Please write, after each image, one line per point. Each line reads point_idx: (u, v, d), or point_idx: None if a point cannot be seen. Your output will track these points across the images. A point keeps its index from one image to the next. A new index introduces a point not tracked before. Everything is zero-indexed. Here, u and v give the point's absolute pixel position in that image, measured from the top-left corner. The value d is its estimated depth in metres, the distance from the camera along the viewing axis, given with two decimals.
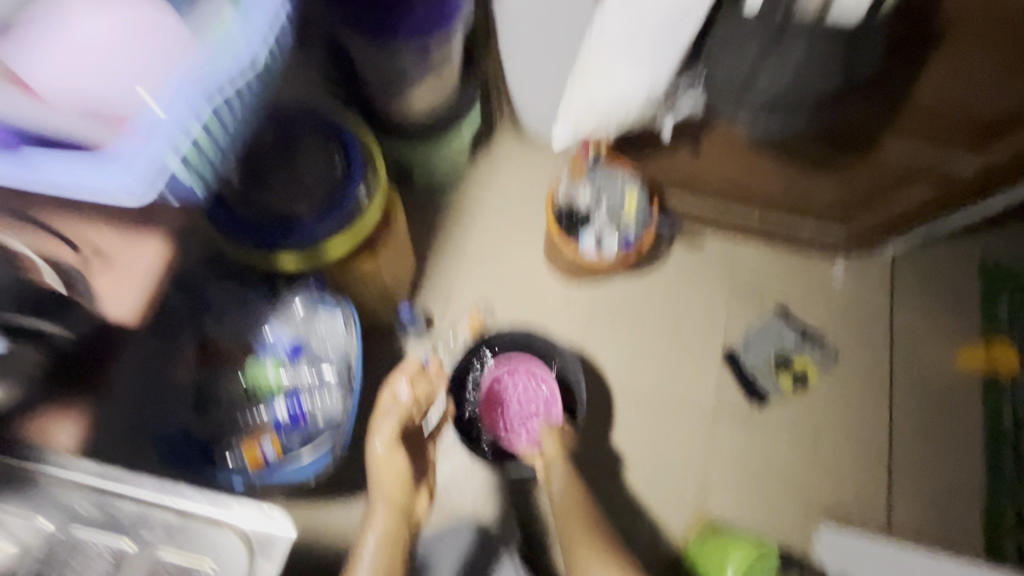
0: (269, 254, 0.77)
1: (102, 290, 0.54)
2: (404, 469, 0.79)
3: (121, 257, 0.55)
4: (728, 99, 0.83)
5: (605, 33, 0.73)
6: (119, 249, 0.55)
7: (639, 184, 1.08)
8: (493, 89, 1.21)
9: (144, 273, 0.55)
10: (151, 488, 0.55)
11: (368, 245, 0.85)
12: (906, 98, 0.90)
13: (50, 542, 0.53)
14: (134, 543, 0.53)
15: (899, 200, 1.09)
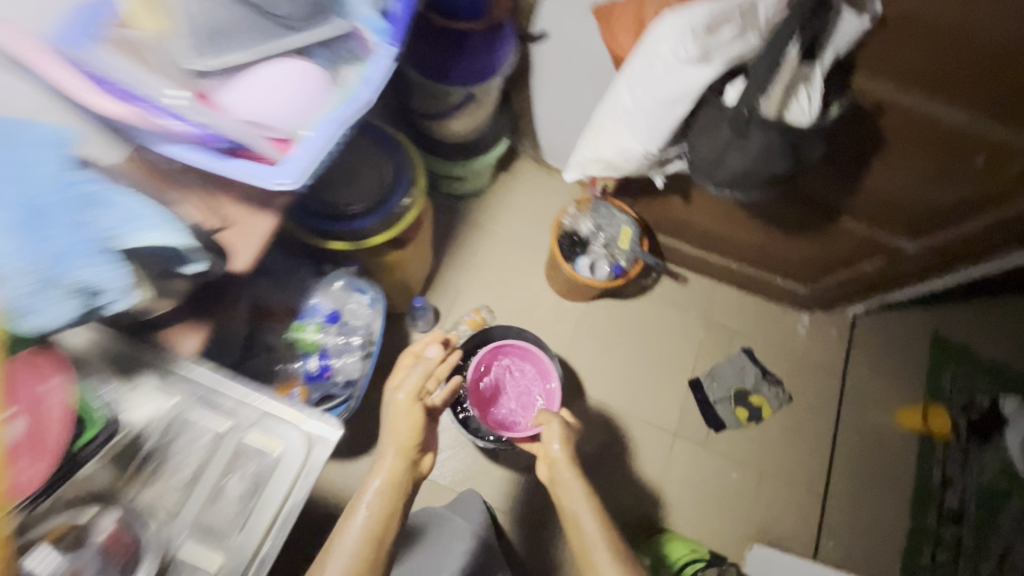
0: (322, 241, 0.94)
1: (225, 242, 0.56)
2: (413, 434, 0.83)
3: (240, 220, 0.57)
4: (700, 170, 0.90)
5: (616, 101, 0.88)
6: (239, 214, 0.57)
7: (634, 223, 1.33)
8: (522, 123, 1.41)
9: (263, 233, 0.57)
10: (239, 385, 0.58)
11: (397, 242, 1.04)
12: (857, 187, 1.04)
13: (172, 422, 0.57)
14: (227, 426, 0.57)
15: (857, 267, 1.30)
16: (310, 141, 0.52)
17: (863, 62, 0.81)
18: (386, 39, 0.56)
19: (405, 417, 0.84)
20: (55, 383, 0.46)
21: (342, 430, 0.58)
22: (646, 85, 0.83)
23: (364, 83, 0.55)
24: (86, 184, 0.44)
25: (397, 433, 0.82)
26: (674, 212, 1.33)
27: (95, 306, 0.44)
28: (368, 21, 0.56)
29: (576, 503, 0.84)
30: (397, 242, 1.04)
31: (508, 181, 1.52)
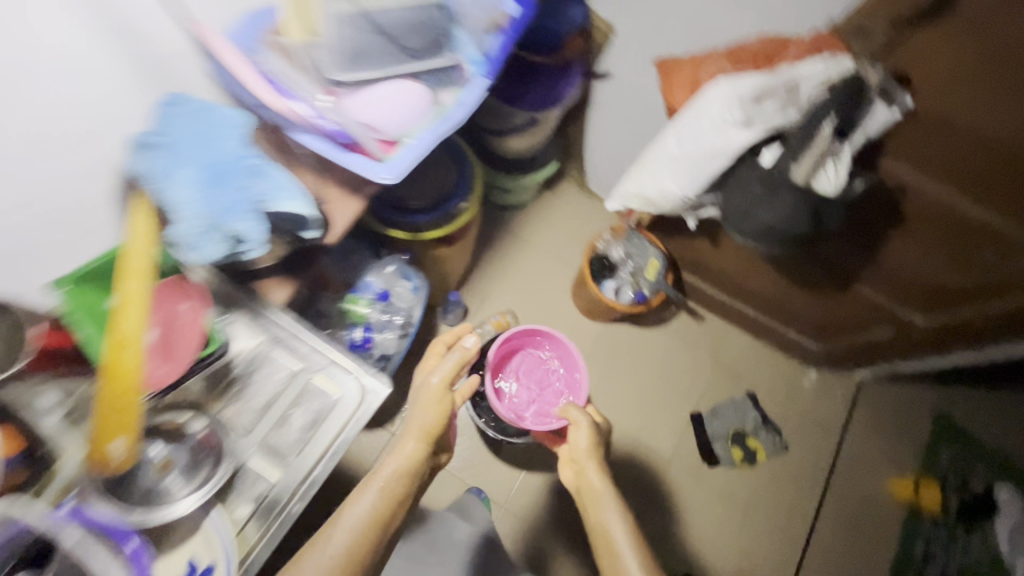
0: (385, 229, 1.06)
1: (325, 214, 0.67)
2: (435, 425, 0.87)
3: (332, 202, 0.68)
4: (733, 221, 1.00)
5: (664, 147, 0.99)
6: (333, 196, 0.68)
7: (661, 256, 1.43)
8: (573, 149, 1.53)
9: (347, 216, 0.68)
10: (312, 336, 0.70)
11: (448, 239, 1.15)
12: (875, 257, 1.12)
13: (257, 356, 0.69)
14: (299, 367, 0.69)
15: (866, 333, 1.37)
16: (412, 148, 0.64)
17: (892, 149, 0.89)
18: (483, 73, 0.68)
19: (434, 401, 0.89)
20: (187, 307, 0.63)
21: (390, 388, 0.69)
22: (693, 137, 0.93)
23: (459, 105, 0.67)
24: (246, 159, 0.59)
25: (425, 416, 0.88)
26: (701, 254, 1.42)
27: (237, 251, 0.58)
28: (470, 57, 0.69)
29: (606, 509, 0.77)
30: (447, 239, 1.15)
31: (550, 200, 1.63)
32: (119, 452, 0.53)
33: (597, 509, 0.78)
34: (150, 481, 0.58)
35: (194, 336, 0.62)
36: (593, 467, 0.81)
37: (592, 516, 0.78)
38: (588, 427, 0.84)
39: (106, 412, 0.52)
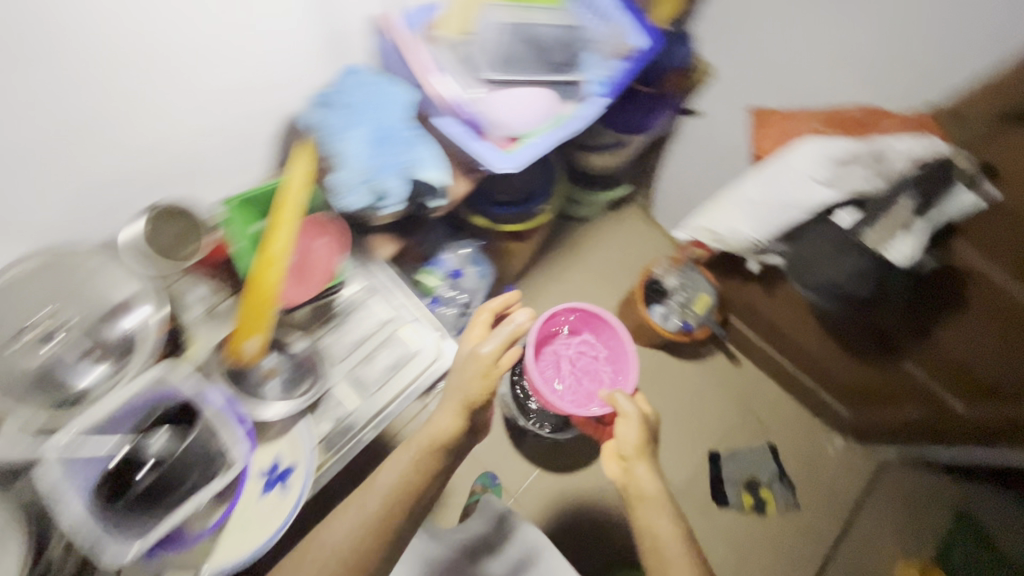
0: (468, 214, 1.16)
1: None
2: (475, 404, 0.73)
3: None
4: (796, 270, 1.05)
5: (742, 190, 1.04)
6: None
7: (713, 293, 1.49)
8: (648, 177, 1.60)
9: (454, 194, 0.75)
10: (408, 294, 0.81)
11: (520, 235, 1.24)
12: (927, 334, 1.14)
13: (358, 299, 0.78)
14: (390, 317, 0.79)
15: (904, 409, 1.37)
16: (535, 147, 0.71)
17: (966, 230, 0.92)
18: (603, 92, 0.75)
19: (478, 376, 0.73)
20: (323, 245, 0.71)
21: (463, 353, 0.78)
22: (772, 186, 0.98)
23: (579, 117, 0.73)
24: (407, 129, 0.68)
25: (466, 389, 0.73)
26: (754, 300, 1.46)
27: (377, 205, 0.68)
28: (596, 77, 0.75)
29: (659, 515, 0.73)
30: (519, 235, 1.23)
31: (614, 220, 1.71)
32: (252, 349, 0.63)
33: (648, 514, 0.74)
34: (257, 385, 0.66)
35: (321, 269, 0.70)
36: (643, 469, 0.77)
37: (641, 521, 0.74)
38: (638, 419, 0.81)
39: (252, 315, 0.62)
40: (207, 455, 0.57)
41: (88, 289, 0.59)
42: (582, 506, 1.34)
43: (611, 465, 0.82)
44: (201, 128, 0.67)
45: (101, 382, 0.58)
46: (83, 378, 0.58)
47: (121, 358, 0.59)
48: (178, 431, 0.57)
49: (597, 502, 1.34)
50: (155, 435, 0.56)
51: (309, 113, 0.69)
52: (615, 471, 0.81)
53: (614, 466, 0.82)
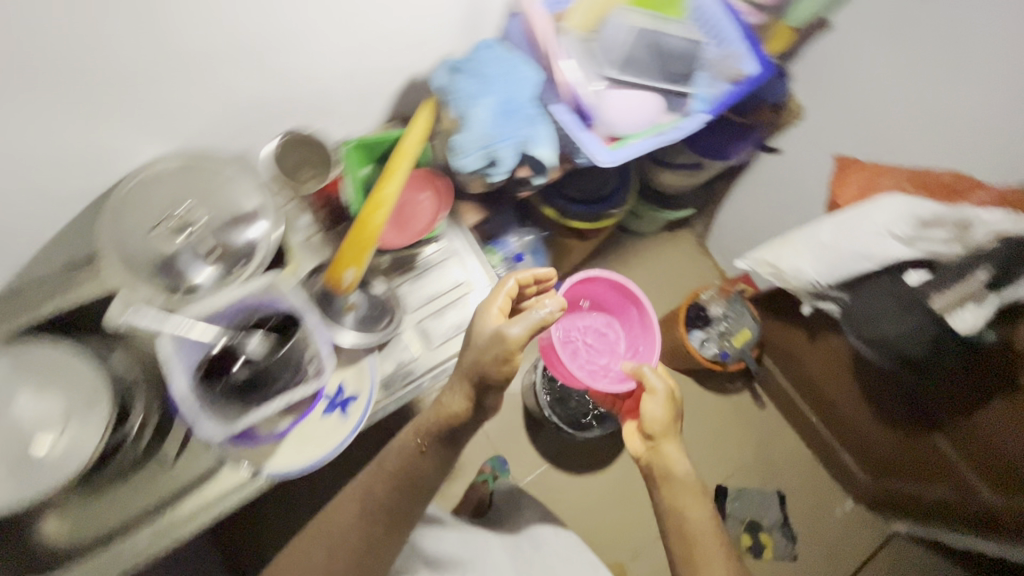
0: (540, 203, 1.19)
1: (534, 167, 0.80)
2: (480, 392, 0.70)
3: None
4: (853, 321, 1.05)
5: (816, 231, 1.05)
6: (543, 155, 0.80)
7: (756, 329, 1.49)
8: (711, 204, 1.61)
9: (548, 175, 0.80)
10: (481, 261, 0.84)
11: (581, 234, 1.26)
12: (968, 412, 1.11)
13: (435, 258, 0.83)
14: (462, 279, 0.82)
15: (924, 487, 1.33)
16: (635, 147, 0.73)
17: None
18: (709, 110, 0.76)
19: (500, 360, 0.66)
20: (425, 202, 0.77)
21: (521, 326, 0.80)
22: (849, 232, 0.99)
23: (679, 127, 0.76)
24: (531, 107, 0.68)
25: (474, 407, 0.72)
26: (795, 346, 1.45)
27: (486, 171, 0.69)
28: (701, 92, 0.77)
29: (683, 496, 0.76)
30: (579, 234, 1.26)
31: (668, 240, 1.72)
32: (349, 281, 0.68)
33: (671, 495, 0.77)
34: (339, 314, 0.71)
35: (422, 221, 0.76)
36: (670, 448, 0.78)
37: (662, 497, 0.78)
38: (665, 395, 0.80)
39: (354, 251, 0.67)
40: (294, 369, 0.62)
41: (213, 198, 0.64)
42: (582, 510, 1.36)
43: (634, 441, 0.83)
44: (337, 72, 0.72)
45: (213, 282, 0.63)
46: (198, 274, 0.64)
47: (233, 264, 0.64)
48: (274, 340, 0.62)
49: (598, 509, 1.37)
50: (255, 338, 0.61)
51: (438, 73, 0.69)
52: (637, 446, 0.83)
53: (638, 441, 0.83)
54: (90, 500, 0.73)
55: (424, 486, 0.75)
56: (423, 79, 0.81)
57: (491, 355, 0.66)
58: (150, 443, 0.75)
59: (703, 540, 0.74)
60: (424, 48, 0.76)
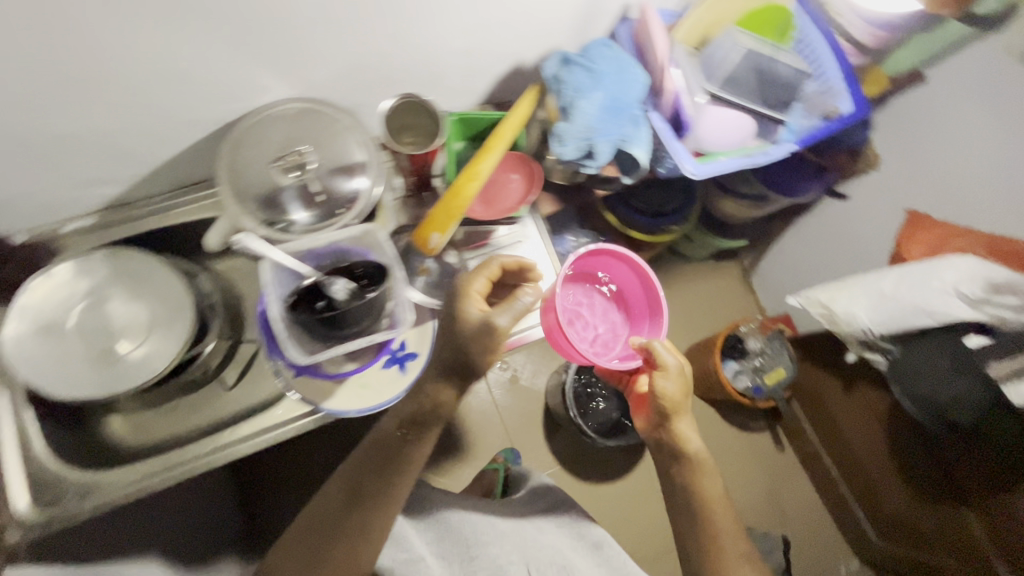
0: (600, 207, 1.20)
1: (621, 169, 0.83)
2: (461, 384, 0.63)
3: None
4: (901, 374, 1.04)
5: (877, 279, 1.05)
6: None
7: (792, 371, 1.45)
8: (765, 241, 1.60)
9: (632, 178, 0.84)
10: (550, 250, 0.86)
11: (634, 245, 1.28)
12: (1004, 489, 1.05)
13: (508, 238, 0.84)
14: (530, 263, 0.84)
15: (937, 559, 1.27)
16: (722, 164, 0.75)
17: None
18: (799, 141, 0.78)
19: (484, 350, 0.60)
20: (516, 181, 0.80)
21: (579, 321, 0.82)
22: (912, 285, 0.99)
23: (767, 153, 0.77)
24: (640, 109, 0.68)
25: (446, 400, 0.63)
26: (827, 394, 1.43)
27: (581, 164, 0.71)
28: (792, 124, 0.79)
29: (693, 479, 0.72)
30: (630, 245, 1.27)
31: (714, 270, 1.72)
32: (435, 243, 0.71)
33: (680, 478, 0.72)
34: (413, 274, 0.78)
35: (509, 203, 0.79)
36: (683, 426, 0.73)
37: (670, 478, 0.73)
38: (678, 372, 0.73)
39: (444, 216, 0.71)
40: (370, 318, 0.64)
41: (323, 146, 0.67)
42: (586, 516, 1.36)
43: (641, 416, 0.78)
44: (455, 50, 0.73)
45: (309, 222, 0.68)
46: (296, 212, 0.68)
47: (331, 210, 0.68)
48: (356, 287, 0.62)
49: (598, 516, 1.37)
50: (337, 281, 0.62)
51: (551, 60, 0.69)
52: (644, 422, 0.77)
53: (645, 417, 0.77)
54: (156, 408, 0.78)
55: (397, 470, 0.64)
56: (525, 69, 0.84)
57: (479, 346, 0.59)
58: (216, 366, 0.79)
59: (713, 527, 0.70)
60: (535, 39, 0.78)
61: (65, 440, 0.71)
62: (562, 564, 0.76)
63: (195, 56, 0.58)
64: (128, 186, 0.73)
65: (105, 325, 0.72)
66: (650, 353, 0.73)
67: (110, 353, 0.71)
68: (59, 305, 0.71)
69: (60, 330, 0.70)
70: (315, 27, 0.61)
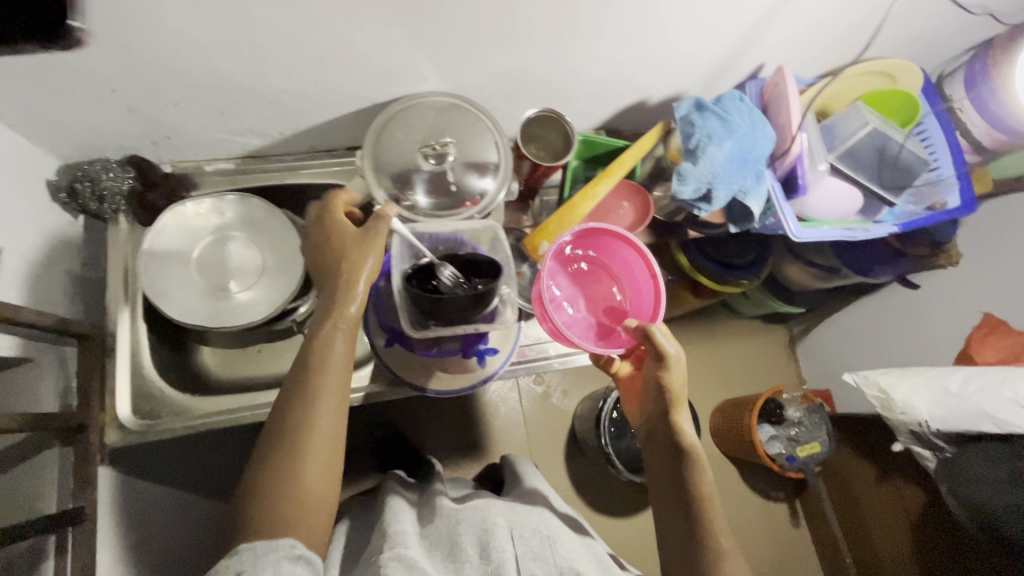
0: (673, 247, 1.21)
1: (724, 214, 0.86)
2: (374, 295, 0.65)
3: None
4: (955, 474, 1.02)
5: (944, 375, 1.04)
6: None
7: (828, 449, 1.40)
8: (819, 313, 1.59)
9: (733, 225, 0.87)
10: None
11: (696, 290, 1.28)
12: None
13: None
14: None
15: None
16: (825, 233, 0.77)
17: None
18: (901, 225, 0.80)
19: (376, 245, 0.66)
20: (626, 211, 0.81)
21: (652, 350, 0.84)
22: (982, 388, 0.98)
23: (869, 230, 0.79)
24: (763, 166, 0.72)
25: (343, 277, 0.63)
26: (857, 477, 1.40)
27: (695, 205, 0.74)
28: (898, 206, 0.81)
29: (686, 470, 0.68)
30: (694, 289, 1.28)
31: (759, 330, 1.70)
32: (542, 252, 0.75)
33: (671, 468, 0.69)
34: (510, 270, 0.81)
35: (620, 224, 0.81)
36: (681, 417, 0.70)
37: (662, 469, 0.70)
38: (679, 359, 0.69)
39: (555, 228, 0.75)
40: (473, 311, 0.67)
41: (462, 142, 0.71)
42: None
43: (636, 405, 0.76)
44: (595, 75, 0.77)
45: (431, 207, 0.71)
46: (420, 194, 0.71)
47: (455, 203, 0.72)
48: (463, 280, 0.67)
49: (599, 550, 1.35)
50: (449, 269, 0.67)
51: (683, 103, 0.73)
52: (640, 411, 0.75)
53: (641, 405, 0.75)
54: (244, 346, 0.83)
55: (321, 378, 0.60)
56: (645, 104, 0.87)
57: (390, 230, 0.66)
58: (298, 323, 0.82)
59: (704, 522, 0.64)
60: (667, 79, 0.81)
61: (167, 359, 0.76)
62: (545, 534, 0.70)
63: (378, 42, 0.63)
64: (269, 142, 0.78)
65: (221, 262, 0.77)
66: (648, 341, 0.67)
67: (222, 289, 0.76)
68: (187, 236, 0.76)
69: (183, 258, 0.75)
70: (487, 36, 0.65)
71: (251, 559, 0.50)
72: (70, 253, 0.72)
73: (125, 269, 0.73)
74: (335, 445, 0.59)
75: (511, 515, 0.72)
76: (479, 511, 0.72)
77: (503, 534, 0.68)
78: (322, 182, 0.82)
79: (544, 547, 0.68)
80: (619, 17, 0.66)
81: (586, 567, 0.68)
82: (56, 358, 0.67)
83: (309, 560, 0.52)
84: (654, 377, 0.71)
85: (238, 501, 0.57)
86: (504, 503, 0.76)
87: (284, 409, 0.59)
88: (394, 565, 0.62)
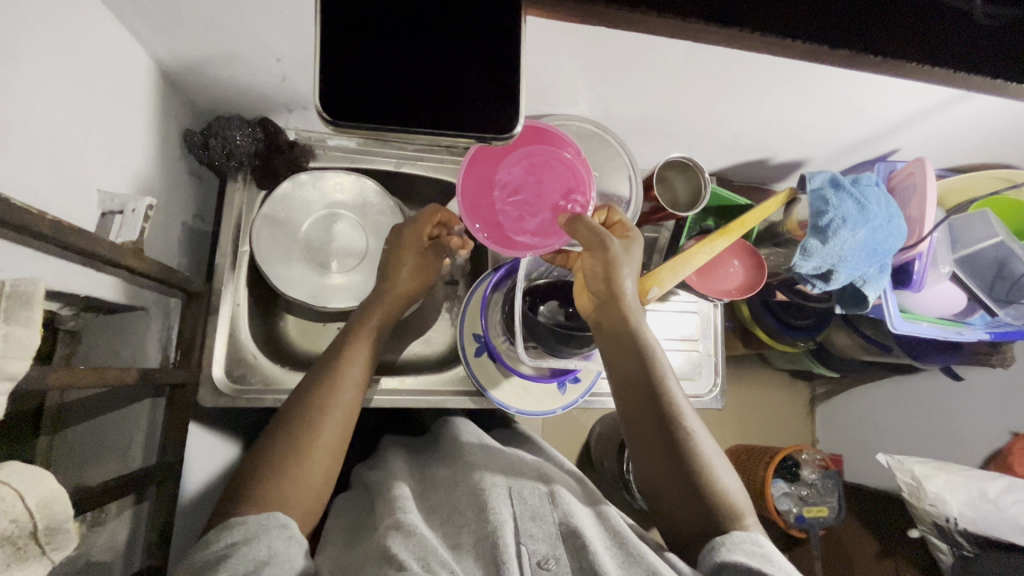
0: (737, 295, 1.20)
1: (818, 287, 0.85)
2: (389, 322, 0.70)
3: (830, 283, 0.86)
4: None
5: (980, 479, 1.02)
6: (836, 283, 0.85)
7: (834, 517, 1.29)
8: None
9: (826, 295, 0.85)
10: (710, 337, 0.91)
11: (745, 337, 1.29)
12: None
13: (676, 311, 0.89)
14: (685, 342, 0.89)
15: None
16: (920, 330, 0.78)
17: None
18: (991, 334, 0.80)
19: (420, 250, 0.73)
20: (736, 271, 0.80)
21: (708, 404, 0.87)
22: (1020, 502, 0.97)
23: (959, 333, 0.80)
24: (888, 259, 0.72)
25: (393, 283, 0.71)
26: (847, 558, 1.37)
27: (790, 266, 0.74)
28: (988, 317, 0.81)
29: (643, 366, 0.61)
30: (746, 337, 1.28)
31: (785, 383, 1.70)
32: (652, 297, 0.70)
33: (630, 368, 0.61)
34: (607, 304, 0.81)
35: (726, 286, 0.79)
36: (636, 316, 0.62)
37: (618, 366, 0.62)
38: (630, 247, 0.63)
39: (666, 273, 0.71)
40: (568, 347, 0.68)
41: (597, 175, 0.74)
42: None
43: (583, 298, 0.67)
44: (735, 131, 0.76)
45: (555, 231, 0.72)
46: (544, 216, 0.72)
47: None
48: (562, 311, 0.72)
49: None
50: (546, 306, 0.72)
51: (819, 177, 0.72)
52: (587, 304, 0.66)
53: (588, 298, 0.66)
54: (325, 323, 0.82)
55: (318, 390, 0.60)
56: (765, 163, 0.86)
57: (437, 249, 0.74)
58: None
59: (675, 418, 0.60)
60: (800, 145, 0.80)
61: (258, 323, 0.77)
62: (545, 492, 0.65)
63: (551, 67, 0.63)
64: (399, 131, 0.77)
65: (328, 238, 0.78)
66: (593, 232, 0.59)
67: (322, 266, 0.78)
68: (300, 206, 0.77)
69: (293, 229, 0.76)
70: (654, 80, 0.65)
71: (241, 532, 0.49)
72: (189, 206, 0.72)
73: (236, 230, 0.73)
74: (335, 461, 0.59)
75: (509, 475, 0.67)
76: (476, 471, 0.67)
77: (500, 494, 0.62)
78: (438, 177, 0.81)
79: (544, 506, 0.63)
80: (784, 88, 0.65)
81: (590, 526, 0.61)
82: (162, 310, 0.66)
83: (299, 540, 0.52)
84: (599, 265, 0.61)
85: (285, 482, 0.54)
86: (505, 459, 0.72)
87: (296, 415, 0.58)
88: (393, 535, 0.56)
